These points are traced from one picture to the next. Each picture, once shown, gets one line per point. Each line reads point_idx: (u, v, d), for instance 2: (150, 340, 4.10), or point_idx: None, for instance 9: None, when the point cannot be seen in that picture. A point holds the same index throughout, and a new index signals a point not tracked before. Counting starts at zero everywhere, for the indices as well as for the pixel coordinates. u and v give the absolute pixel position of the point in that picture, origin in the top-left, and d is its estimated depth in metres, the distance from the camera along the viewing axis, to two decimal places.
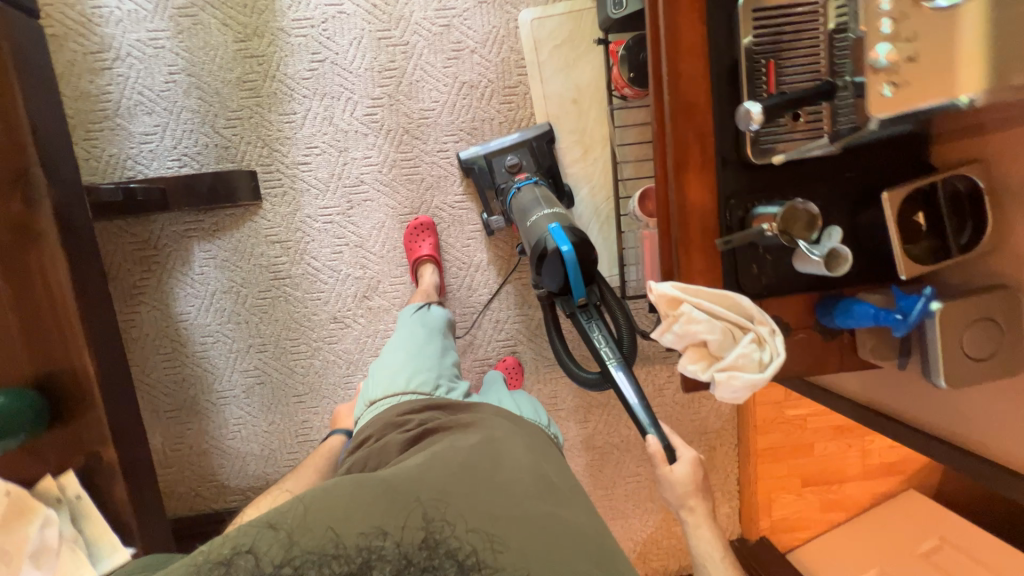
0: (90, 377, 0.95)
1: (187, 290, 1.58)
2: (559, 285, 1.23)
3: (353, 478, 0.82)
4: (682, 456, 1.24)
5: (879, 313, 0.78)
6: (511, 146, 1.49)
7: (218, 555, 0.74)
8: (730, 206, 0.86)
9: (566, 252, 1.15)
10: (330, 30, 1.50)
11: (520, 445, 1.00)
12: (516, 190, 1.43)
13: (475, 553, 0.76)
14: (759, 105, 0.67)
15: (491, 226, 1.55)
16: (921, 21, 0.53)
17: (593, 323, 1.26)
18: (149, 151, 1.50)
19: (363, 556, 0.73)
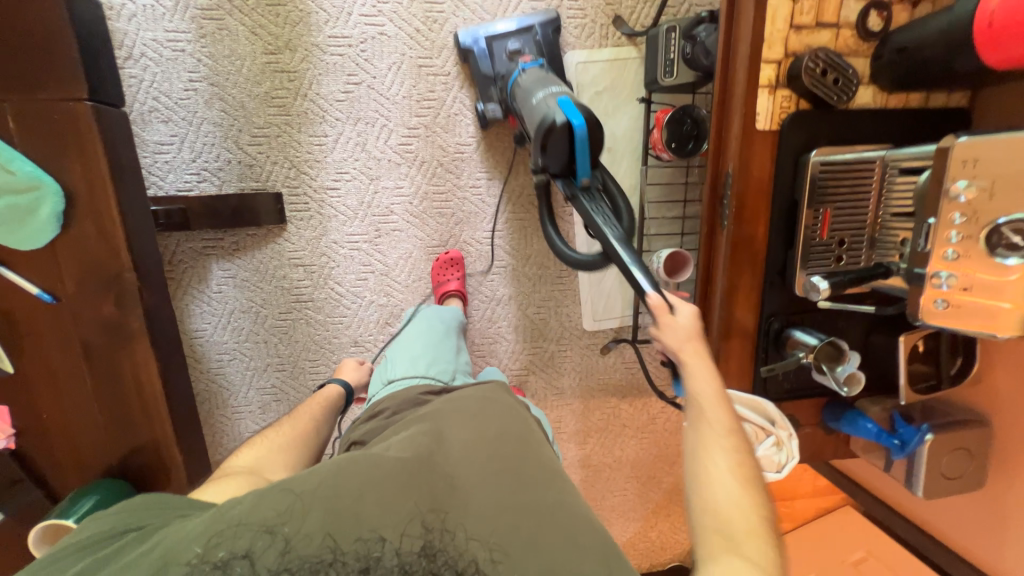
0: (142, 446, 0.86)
1: (202, 308, 1.53)
2: (563, 163, 1.12)
3: (361, 465, 0.68)
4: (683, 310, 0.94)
5: (882, 434, 0.94)
6: (515, 31, 1.40)
7: (208, 558, 0.59)
8: (770, 321, 0.95)
9: (576, 126, 1.06)
10: (368, 51, 1.43)
11: (522, 417, 0.86)
12: (521, 71, 1.32)
13: (477, 564, 0.60)
14: (827, 281, 0.79)
15: (487, 116, 1.45)
16: (977, 264, 0.63)
17: (596, 205, 1.14)
18: (165, 162, 1.41)
19: (361, 567, 0.58)
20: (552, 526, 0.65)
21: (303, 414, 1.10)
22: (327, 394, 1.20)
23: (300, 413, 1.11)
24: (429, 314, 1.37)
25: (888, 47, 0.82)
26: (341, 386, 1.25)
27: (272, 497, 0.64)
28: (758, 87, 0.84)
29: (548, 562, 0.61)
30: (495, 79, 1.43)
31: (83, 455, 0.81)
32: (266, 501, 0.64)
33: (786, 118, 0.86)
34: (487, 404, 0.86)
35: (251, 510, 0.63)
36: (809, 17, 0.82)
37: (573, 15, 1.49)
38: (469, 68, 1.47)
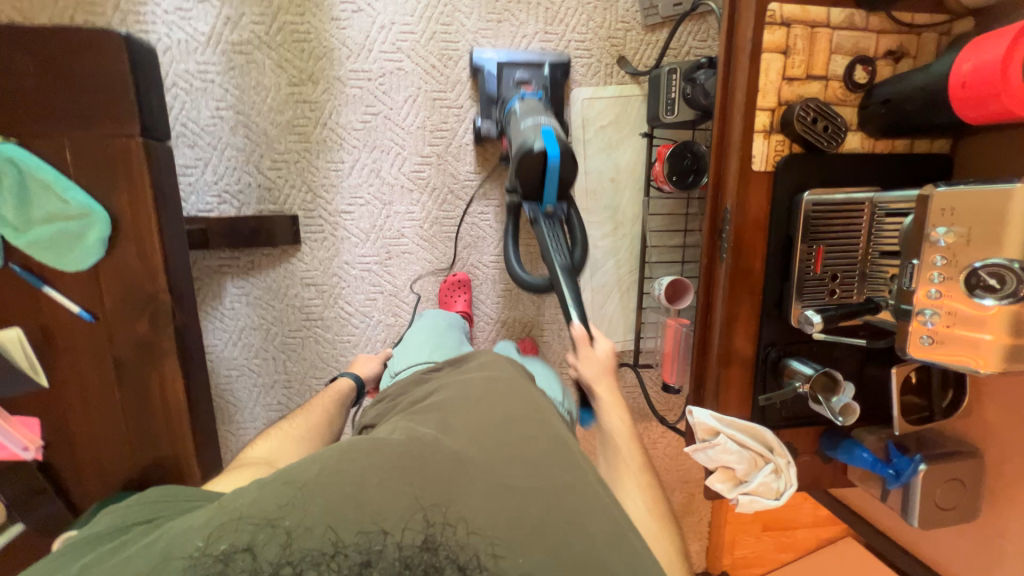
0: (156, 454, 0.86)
1: (215, 324, 1.57)
2: (531, 187, 1.22)
3: (360, 455, 0.64)
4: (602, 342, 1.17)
5: (877, 463, 0.97)
6: (525, 63, 1.50)
7: (209, 551, 0.57)
8: (768, 351, 1.00)
9: (552, 157, 1.17)
10: (385, 85, 1.51)
11: (528, 397, 0.83)
12: (519, 99, 1.40)
13: (478, 560, 0.59)
14: (818, 314, 0.83)
15: (481, 133, 1.52)
16: (961, 303, 0.67)
17: (553, 233, 1.26)
18: (188, 185, 1.47)
19: (362, 561, 0.57)
20: (558, 514, 0.64)
21: (316, 408, 1.13)
22: (338, 386, 1.23)
23: (313, 408, 1.13)
24: (434, 318, 1.39)
25: (874, 98, 0.89)
26: (352, 379, 1.27)
27: (273, 490, 0.61)
28: (753, 132, 0.91)
29: (555, 557, 0.60)
30: (499, 101, 1.50)
31: (105, 464, 0.83)
32: (269, 492, 0.61)
33: (780, 161, 0.92)
34: (494, 390, 0.83)
35: (251, 503, 0.60)
36: (799, 70, 0.88)
37: (581, 55, 1.58)
38: (477, 87, 1.54)
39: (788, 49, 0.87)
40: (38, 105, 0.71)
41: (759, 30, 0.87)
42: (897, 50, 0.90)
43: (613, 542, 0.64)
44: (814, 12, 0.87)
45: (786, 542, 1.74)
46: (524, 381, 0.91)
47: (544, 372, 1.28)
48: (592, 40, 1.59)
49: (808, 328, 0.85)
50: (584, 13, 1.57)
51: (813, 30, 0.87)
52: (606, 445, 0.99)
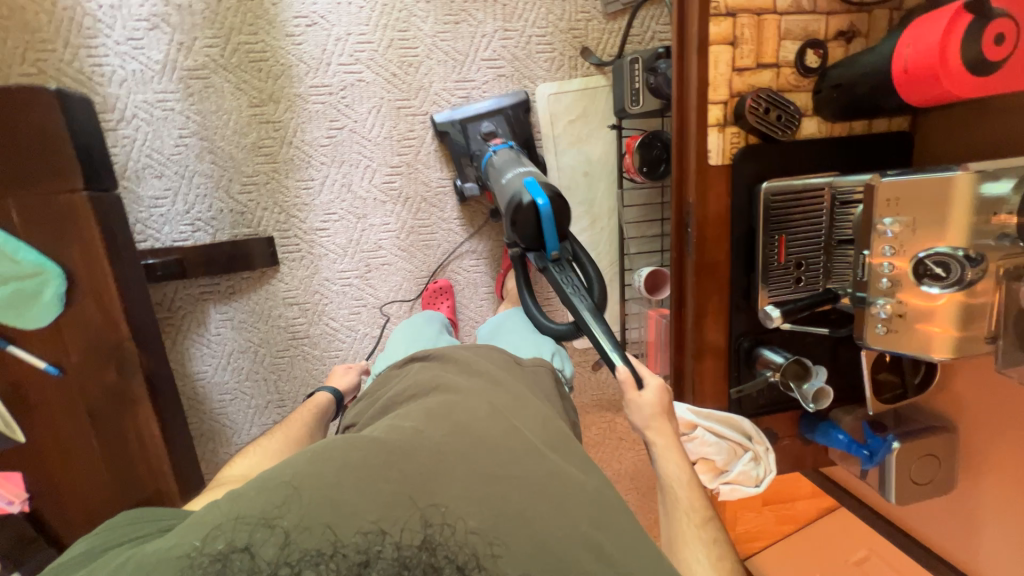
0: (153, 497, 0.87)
1: (202, 351, 1.57)
2: (531, 237, 1.16)
3: (334, 452, 0.60)
4: (648, 381, 1.01)
5: (852, 444, 0.98)
6: (488, 112, 1.50)
7: (206, 552, 0.53)
8: (741, 343, 1.00)
9: (541, 205, 1.12)
10: (348, 98, 1.49)
11: (515, 400, 0.80)
12: (492, 153, 1.43)
13: (476, 557, 0.56)
14: (778, 309, 0.84)
15: (464, 193, 1.54)
16: (912, 293, 0.67)
17: (567, 276, 1.16)
18: (160, 216, 1.46)
19: (362, 561, 0.54)
20: (545, 500, 0.62)
21: (294, 422, 1.15)
22: (315, 401, 1.23)
23: (292, 422, 1.15)
24: (416, 319, 1.35)
25: (826, 82, 0.88)
26: (331, 392, 1.27)
27: (249, 499, 0.56)
28: (707, 127, 0.90)
29: (541, 541, 0.58)
30: (470, 156, 1.53)
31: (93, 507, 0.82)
32: (260, 488, 0.57)
33: (737, 153, 0.91)
34: (481, 391, 0.78)
35: (250, 498, 0.56)
36: (749, 60, 0.87)
37: (543, 50, 1.56)
38: (446, 146, 1.56)
39: (735, 39, 0.86)
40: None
41: (705, 22, 0.85)
42: (848, 30, 0.89)
43: (601, 525, 0.63)
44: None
45: (786, 514, 1.73)
46: (515, 381, 0.89)
47: (526, 329, 1.28)
48: (552, 34, 1.56)
49: (769, 323, 0.86)
50: (542, 8, 1.54)
51: (760, 17, 0.86)
52: (666, 501, 0.88)
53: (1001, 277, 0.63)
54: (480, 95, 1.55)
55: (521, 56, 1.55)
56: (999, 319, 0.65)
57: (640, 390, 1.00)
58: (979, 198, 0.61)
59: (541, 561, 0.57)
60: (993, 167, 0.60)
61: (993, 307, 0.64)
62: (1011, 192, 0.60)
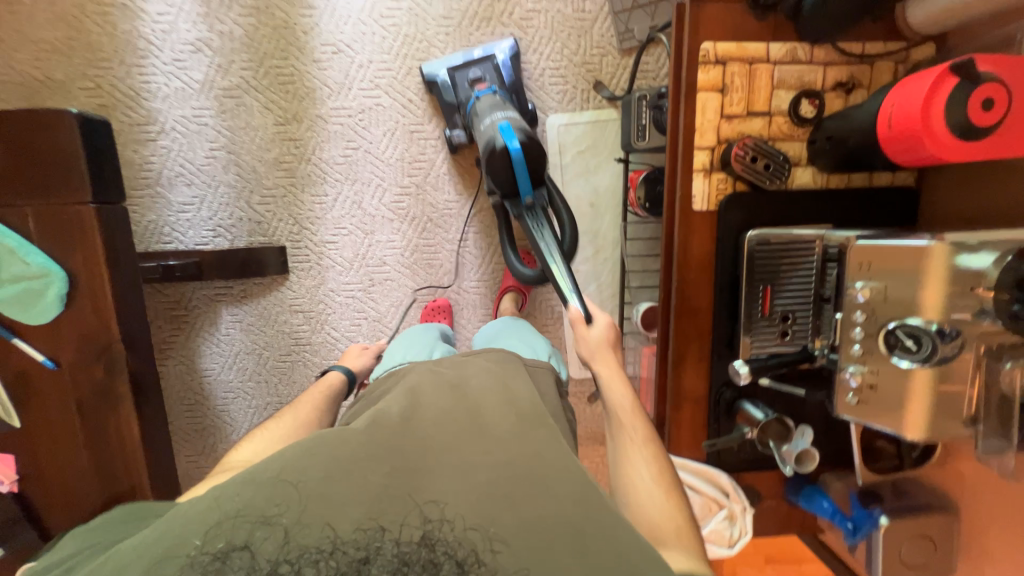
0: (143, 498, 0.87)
1: (212, 349, 1.65)
2: (506, 183, 1.19)
3: (325, 448, 0.60)
4: (597, 319, 1.05)
5: (836, 514, 0.93)
6: (476, 60, 1.50)
7: (207, 549, 0.50)
8: (722, 393, 0.96)
9: (513, 150, 1.14)
10: (365, 120, 1.57)
11: (496, 383, 0.78)
12: (475, 99, 1.42)
13: (474, 553, 0.51)
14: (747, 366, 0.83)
15: (454, 142, 1.54)
16: (879, 362, 0.72)
17: (539, 223, 1.23)
18: (186, 220, 1.57)
19: (361, 558, 0.50)
20: (535, 498, 0.58)
21: (303, 405, 1.01)
22: (328, 379, 1.14)
23: (300, 405, 1.01)
24: (416, 329, 1.30)
25: (821, 133, 0.86)
26: (344, 373, 1.20)
27: (238, 496, 0.55)
28: (692, 171, 0.89)
29: (549, 538, 0.53)
30: (459, 105, 1.53)
31: (74, 493, 0.85)
32: (256, 489, 0.56)
33: (722, 200, 0.90)
34: (453, 387, 0.77)
35: (245, 499, 0.55)
36: (738, 108, 0.87)
37: (556, 82, 1.58)
38: (435, 98, 1.56)
39: (724, 86, 0.85)
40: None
41: (693, 70, 0.86)
42: (847, 81, 0.86)
43: (603, 524, 0.57)
44: (751, 48, 0.85)
45: None
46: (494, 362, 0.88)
47: (528, 331, 1.23)
48: (567, 66, 1.58)
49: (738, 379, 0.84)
50: (557, 41, 1.56)
51: (751, 65, 0.85)
52: (612, 425, 0.87)
53: (980, 355, 0.67)
54: (473, 42, 1.55)
55: (533, 87, 1.58)
56: (978, 402, 0.69)
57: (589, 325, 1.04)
58: (954, 267, 0.64)
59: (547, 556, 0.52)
60: (971, 240, 0.63)
61: (972, 390, 0.69)
62: (991, 267, 0.63)
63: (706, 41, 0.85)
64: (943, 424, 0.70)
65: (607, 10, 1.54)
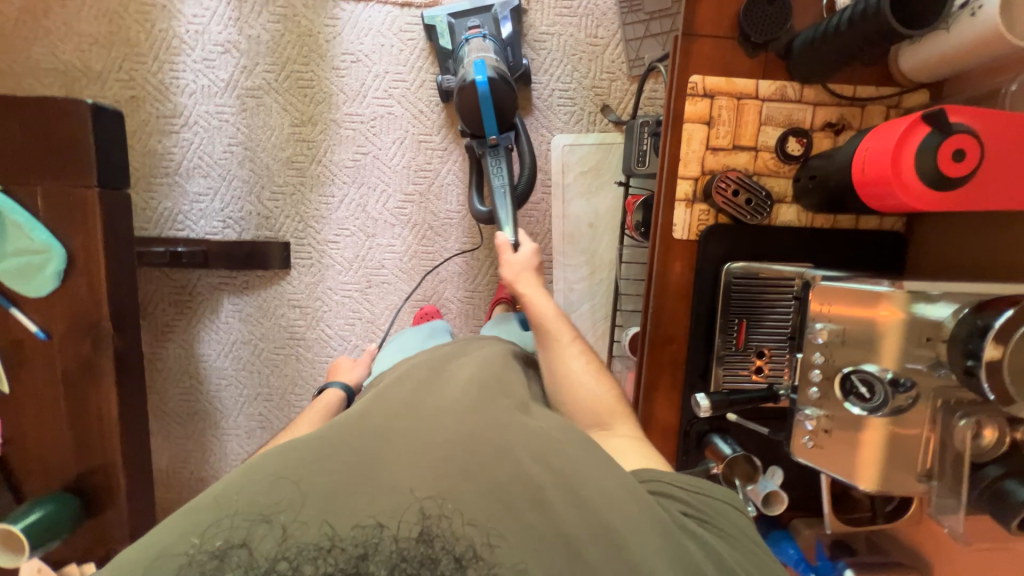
0: (120, 472, 0.90)
1: (211, 336, 1.70)
2: (473, 120, 1.29)
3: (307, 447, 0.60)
4: (525, 245, 1.13)
5: (800, 562, 0.91)
6: (475, 11, 1.53)
7: (205, 547, 0.50)
8: (694, 424, 0.96)
9: (480, 82, 1.24)
10: (376, 127, 1.63)
11: (477, 377, 0.79)
12: (465, 41, 1.45)
13: (473, 550, 0.51)
14: (708, 398, 0.82)
15: (444, 85, 1.54)
16: (836, 406, 0.71)
17: (499, 160, 1.33)
18: (199, 210, 1.64)
19: (359, 555, 0.50)
20: (526, 501, 0.56)
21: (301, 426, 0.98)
22: (326, 399, 1.09)
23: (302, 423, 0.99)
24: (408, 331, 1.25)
25: (805, 171, 0.86)
26: (342, 389, 1.14)
27: (234, 495, 0.55)
28: (675, 201, 0.90)
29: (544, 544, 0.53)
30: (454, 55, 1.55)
31: (51, 461, 0.89)
32: (253, 487, 0.55)
33: (703, 231, 0.90)
34: (418, 387, 0.76)
35: (245, 497, 0.54)
36: (724, 141, 0.87)
37: (564, 103, 1.61)
38: (433, 46, 1.59)
39: (711, 119, 0.86)
40: (15, 152, 0.80)
41: (681, 102, 0.86)
42: (836, 122, 0.87)
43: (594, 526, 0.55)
44: (740, 84, 0.86)
45: None
46: (480, 355, 0.89)
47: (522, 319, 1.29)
48: (576, 89, 1.61)
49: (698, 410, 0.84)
50: (568, 64, 1.59)
51: (740, 101, 0.86)
52: (538, 333, 0.96)
53: (939, 408, 0.68)
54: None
55: (542, 106, 1.61)
56: (932, 457, 0.69)
57: (515, 251, 1.13)
58: (912, 316, 0.67)
59: (547, 557, 0.52)
60: (929, 289, 0.67)
61: (928, 443, 0.69)
62: (948, 318, 0.65)
63: (696, 74, 0.86)
64: (895, 473, 0.71)
65: (619, 37, 1.57)
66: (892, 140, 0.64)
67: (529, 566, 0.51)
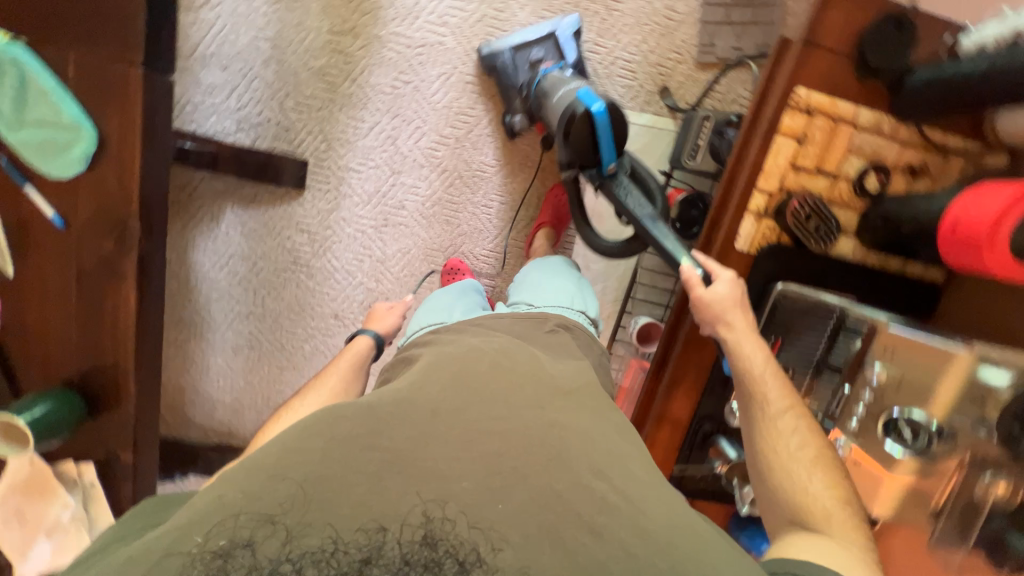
0: (129, 379, 0.85)
1: (207, 245, 1.60)
2: (587, 153, 1.01)
3: (352, 414, 0.60)
4: (720, 274, 0.92)
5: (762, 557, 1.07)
6: (538, 39, 1.43)
7: (208, 548, 0.48)
8: (702, 423, 1.11)
9: (598, 111, 0.97)
10: (423, 56, 1.50)
11: (522, 355, 0.77)
12: (543, 76, 1.35)
13: (478, 553, 0.50)
14: None
15: (513, 127, 1.49)
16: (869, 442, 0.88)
17: (627, 191, 1.03)
18: (211, 105, 1.47)
19: (362, 558, 0.48)
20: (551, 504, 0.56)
21: (331, 375, 0.99)
22: (358, 348, 1.08)
23: (328, 378, 0.99)
24: (446, 292, 1.15)
25: (876, 211, 0.88)
26: (373, 338, 1.12)
27: (241, 479, 0.54)
28: (745, 212, 0.92)
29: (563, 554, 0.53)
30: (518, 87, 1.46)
31: (55, 355, 0.83)
32: (253, 491, 0.52)
33: (765, 246, 0.92)
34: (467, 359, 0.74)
35: (248, 496, 0.52)
36: (809, 162, 0.88)
37: (623, 76, 1.51)
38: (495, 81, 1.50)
39: (804, 136, 0.86)
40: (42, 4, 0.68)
41: (779, 112, 0.86)
42: (918, 166, 0.88)
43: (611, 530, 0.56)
44: (842, 107, 0.85)
45: None
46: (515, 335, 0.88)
47: (556, 271, 1.18)
48: (640, 63, 1.51)
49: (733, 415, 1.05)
50: (639, 34, 1.48)
51: (836, 124, 0.86)
52: (743, 397, 0.88)
53: (968, 461, 0.80)
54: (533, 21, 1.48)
55: (600, 74, 1.52)
56: (947, 498, 0.83)
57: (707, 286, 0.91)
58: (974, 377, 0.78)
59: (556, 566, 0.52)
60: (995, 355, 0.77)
61: (950, 479, 0.82)
62: (1003, 385, 0.76)
63: (802, 86, 0.84)
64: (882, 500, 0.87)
65: (697, 17, 1.48)
66: (985, 220, 0.68)
67: (531, 567, 0.51)
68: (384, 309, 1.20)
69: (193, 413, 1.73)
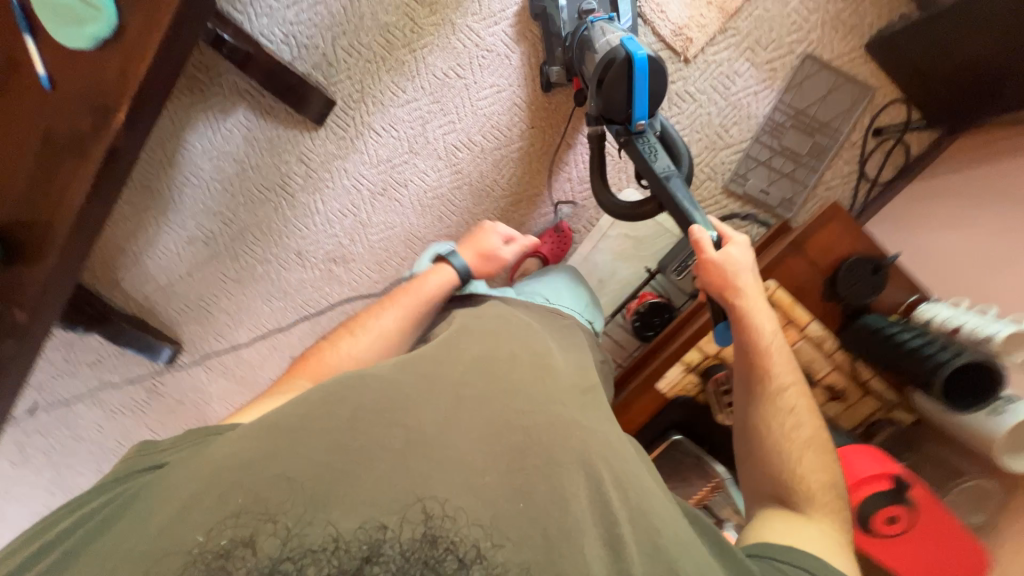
0: (49, 251, 0.83)
1: (206, 132, 1.56)
2: (617, 105, 1.05)
3: (375, 387, 0.68)
4: (735, 239, 0.93)
5: None
6: None
7: (210, 548, 0.54)
8: None
9: (636, 57, 1.00)
10: (485, 60, 1.50)
11: (537, 347, 0.83)
12: (589, 23, 1.25)
13: (478, 550, 0.57)
14: None
15: (550, 77, 1.42)
16: None
17: (650, 148, 1.05)
18: (267, 7, 1.44)
19: (364, 556, 0.55)
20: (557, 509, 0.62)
21: (384, 321, 0.94)
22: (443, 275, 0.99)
23: (382, 322, 0.94)
24: None
25: None
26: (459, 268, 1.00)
27: (246, 453, 0.61)
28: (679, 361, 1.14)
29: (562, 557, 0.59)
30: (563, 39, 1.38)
31: None
32: (246, 479, 0.58)
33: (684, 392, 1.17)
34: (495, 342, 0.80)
35: (244, 494, 0.57)
36: None
37: None
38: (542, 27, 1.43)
39: None
40: None
41: None
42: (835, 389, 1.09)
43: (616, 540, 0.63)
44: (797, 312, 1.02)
45: None
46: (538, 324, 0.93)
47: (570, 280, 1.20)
48: None
49: None
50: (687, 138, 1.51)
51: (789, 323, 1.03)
52: (742, 367, 0.89)
53: None
54: None
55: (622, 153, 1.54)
56: None
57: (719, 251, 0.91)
58: None
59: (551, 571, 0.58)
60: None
61: None
62: None
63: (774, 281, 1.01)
64: None
65: (744, 146, 1.51)
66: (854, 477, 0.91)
67: (532, 568, 0.58)
68: (492, 247, 1.04)
69: (123, 282, 1.67)
